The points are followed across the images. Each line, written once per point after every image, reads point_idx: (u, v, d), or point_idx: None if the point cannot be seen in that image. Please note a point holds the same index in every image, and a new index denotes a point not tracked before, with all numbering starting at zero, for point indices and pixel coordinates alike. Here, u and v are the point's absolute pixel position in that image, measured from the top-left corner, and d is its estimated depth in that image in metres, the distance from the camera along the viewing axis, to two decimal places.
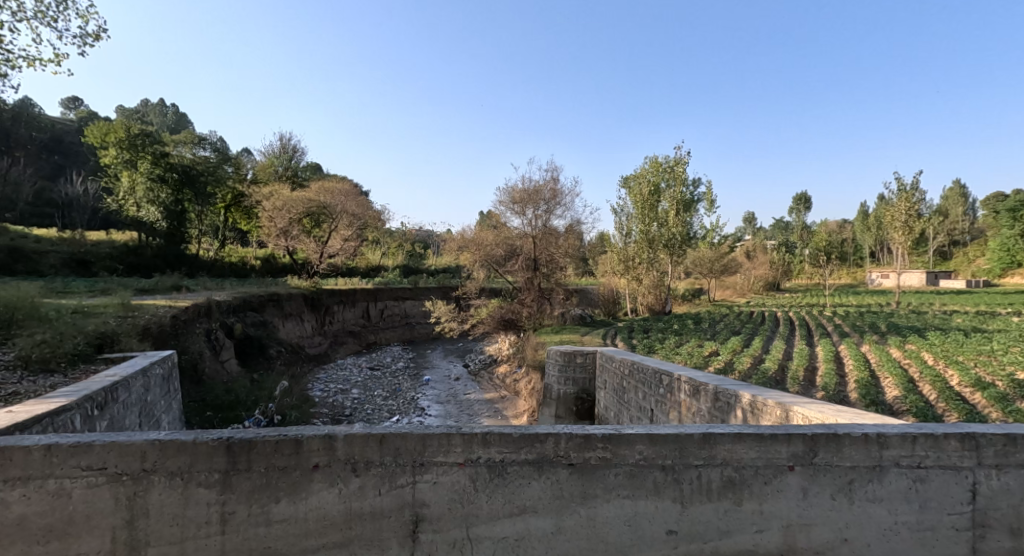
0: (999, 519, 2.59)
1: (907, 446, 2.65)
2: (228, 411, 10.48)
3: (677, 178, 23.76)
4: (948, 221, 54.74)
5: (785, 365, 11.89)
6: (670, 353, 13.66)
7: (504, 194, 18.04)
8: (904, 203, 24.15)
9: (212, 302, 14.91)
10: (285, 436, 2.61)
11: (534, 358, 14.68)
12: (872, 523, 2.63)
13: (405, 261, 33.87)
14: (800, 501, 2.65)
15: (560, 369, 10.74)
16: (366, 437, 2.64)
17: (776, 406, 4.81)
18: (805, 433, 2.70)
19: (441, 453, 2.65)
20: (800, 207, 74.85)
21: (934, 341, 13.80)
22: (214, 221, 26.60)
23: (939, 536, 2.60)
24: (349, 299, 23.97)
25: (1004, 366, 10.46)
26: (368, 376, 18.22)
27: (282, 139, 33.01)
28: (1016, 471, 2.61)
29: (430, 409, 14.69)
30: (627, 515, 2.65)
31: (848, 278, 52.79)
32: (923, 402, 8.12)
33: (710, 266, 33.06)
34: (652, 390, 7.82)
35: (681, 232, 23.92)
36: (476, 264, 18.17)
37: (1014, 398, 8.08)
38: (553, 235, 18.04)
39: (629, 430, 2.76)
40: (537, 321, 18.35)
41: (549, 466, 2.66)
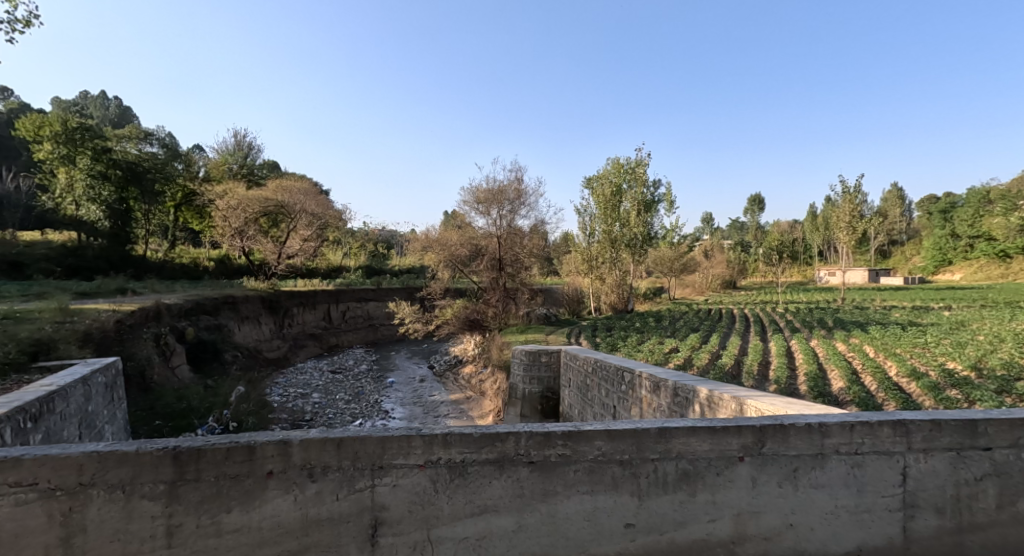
0: (927, 500, 2.79)
1: (846, 434, 2.81)
2: (179, 419, 10.02)
3: (638, 179, 24.23)
4: (888, 222, 58.10)
5: (741, 360, 12.39)
6: (632, 350, 13.99)
7: (468, 193, 18.00)
8: (848, 205, 25.52)
9: (161, 306, 14.24)
10: (237, 443, 2.53)
11: (500, 358, 14.71)
12: (814, 509, 2.77)
13: (367, 261, 33.23)
14: (749, 491, 2.77)
15: (525, 368, 10.81)
16: (323, 442, 2.58)
17: (731, 400, 5.01)
18: (753, 424, 2.82)
19: (401, 456, 2.63)
20: (754, 208, 77.88)
21: (876, 335, 14.67)
22: (163, 220, 25.57)
23: (874, 518, 2.77)
24: (310, 301, 23.33)
25: (937, 357, 11.22)
26: (329, 379, 17.81)
27: (236, 135, 31.99)
28: (942, 453, 2.80)
29: (394, 411, 14.51)
30: (586, 511, 2.70)
31: (798, 276, 55.30)
32: (865, 392, 8.64)
33: (671, 265, 34.08)
34: (614, 387, 7.97)
35: (643, 232, 24.48)
36: (440, 264, 18.05)
37: (945, 387, 8.70)
38: (518, 235, 18.10)
39: (588, 427, 2.80)
40: (502, 321, 18.37)
41: (510, 465, 2.68)
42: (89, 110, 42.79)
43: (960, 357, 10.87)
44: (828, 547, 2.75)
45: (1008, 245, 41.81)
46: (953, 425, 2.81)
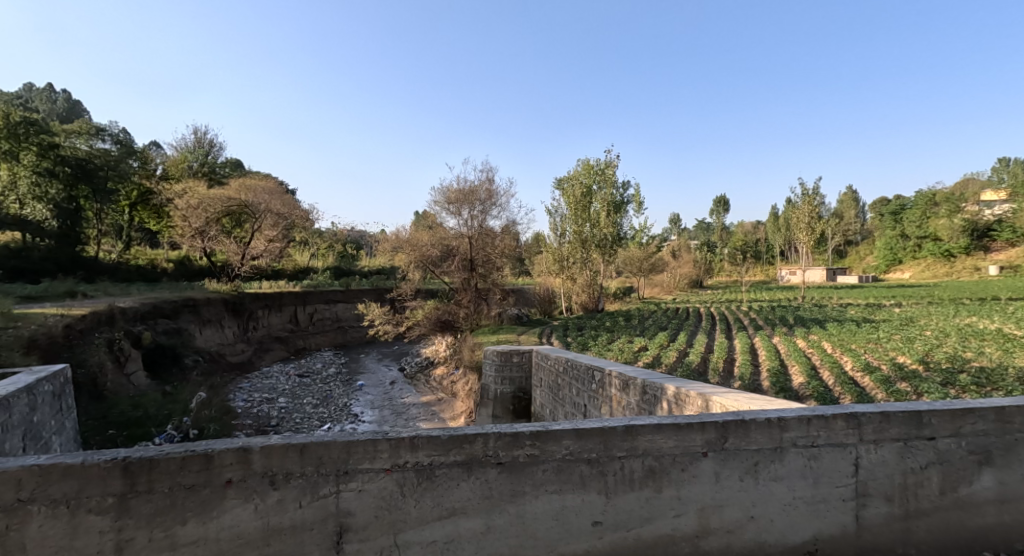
0: (878, 488, 2.91)
1: (803, 428, 2.91)
2: (135, 428, 9.60)
3: (608, 180, 24.51)
4: (844, 222, 60.61)
5: (707, 357, 12.71)
6: (603, 349, 14.16)
7: (439, 194, 17.87)
8: (807, 206, 26.50)
9: (114, 310, 13.61)
10: (193, 451, 2.43)
11: (471, 359, 14.65)
12: (774, 500, 2.86)
13: (336, 262, 32.55)
14: (713, 486, 2.83)
15: (497, 369, 10.79)
16: (286, 448, 2.51)
17: (697, 397, 5.13)
18: (716, 421, 2.89)
19: (367, 460, 2.58)
20: (719, 209, 80.04)
21: (833, 331, 15.29)
22: (116, 220, 24.83)
23: (830, 507, 2.88)
24: (275, 304, 22.69)
25: (889, 352, 11.79)
26: (297, 383, 17.38)
27: (196, 132, 30.90)
28: (891, 443, 2.93)
29: (363, 415, 14.27)
30: (555, 510, 2.71)
31: (761, 275, 57.12)
32: (824, 387, 9.00)
33: (640, 265, 34.60)
34: (585, 385, 8.05)
35: (613, 233, 24.81)
36: (411, 265, 17.86)
37: (896, 380, 9.15)
38: (489, 235, 18.06)
39: (556, 426, 2.81)
40: (474, 322, 18.28)
41: (478, 466, 2.67)
42: (34, 103, 40.50)
43: (909, 351, 11.43)
44: (787, 537, 2.85)
45: (952, 245, 44.23)
46: (900, 416, 2.94)
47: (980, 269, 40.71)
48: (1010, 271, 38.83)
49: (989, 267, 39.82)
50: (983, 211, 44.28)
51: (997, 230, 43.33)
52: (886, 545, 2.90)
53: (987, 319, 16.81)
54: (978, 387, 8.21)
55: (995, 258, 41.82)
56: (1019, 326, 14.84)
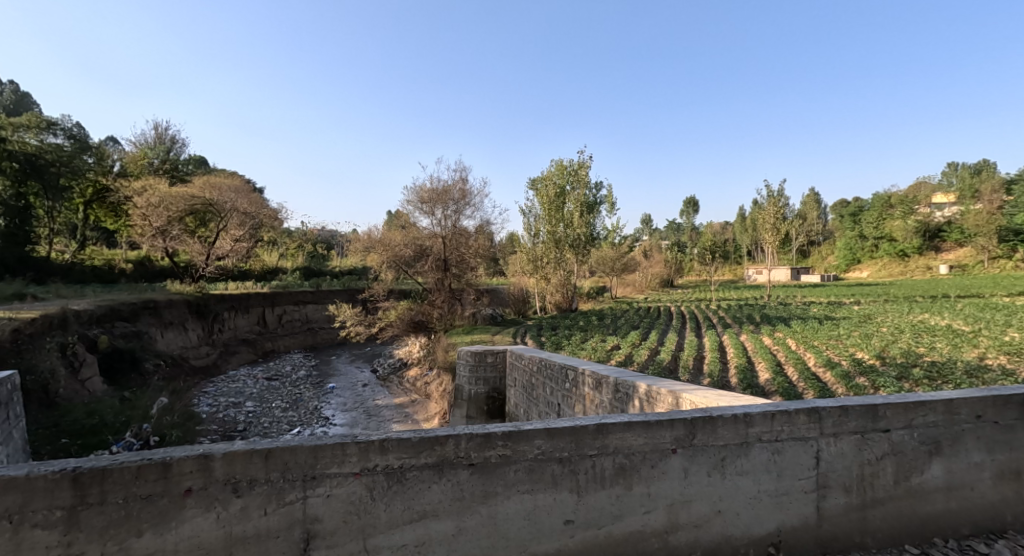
0: (837, 480, 3.02)
1: (768, 423, 2.99)
2: (90, 436, 9.18)
3: (581, 181, 24.73)
4: (807, 224, 62.66)
5: (678, 355, 12.97)
6: (576, 348, 14.28)
7: (412, 193, 17.69)
8: (773, 207, 27.34)
9: (68, 313, 12.99)
10: (149, 460, 2.33)
11: (445, 359, 14.54)
12: (739, 494, 2.93)
13: (305, 262, 31.85)
14: (681, 481, 2.88)
15: (471, 369, 10.73)
16: (249, 454, 2.43)
17: (668, 394, 5.22)
18: (685, 417, 2.94)
19: (335, 465, 2.53)
20: (688, 210, 81.73)
21: (796, 328, 15.81)
22: (69, 218, 23.83)
23: (792, 499, 2.97)
24: (242, 305, 22.05)
25: (849, 348, 12.26)
26: (265, 387, 16.92)
27: (157, 128, 29.79)
28: (850, 436, 3.04)
29: (335, 418, 14.01)
30: (526, 509, 2.71)
31: (729, 275, 58.61)
32: (788, 382, 9.29)
33: (612, 265, 35.00)
34: (558, 384, 8.09)
35: (586, 233, 25.04)
36: (383, 265, 17.66)
37: (856, 375, 9.52)
38: (463, 235, 17.97)
39: (528, 426, 2.81)
40: (448, 322, 18.15)
41: (449, 468, 2.64)
42: None
43: (867, 347, 11.92)
44: (751, 530, 2.93)
45: (906, 245, 46.40)
46: (858, 410, 3.05)
47: (931, 268, 42.92)
48: (958, 270, 41.02)
49: (940, 266, 41.96)
50: (935, 214, 46.51)
51: (947, 231, 45.65)
52: (844, 534, 3.00)
53: (939, 315, 17.66)
54: (930, 381, 8.63)
55: (945, 257, 44.11)
56: (967, 323, 15.63)
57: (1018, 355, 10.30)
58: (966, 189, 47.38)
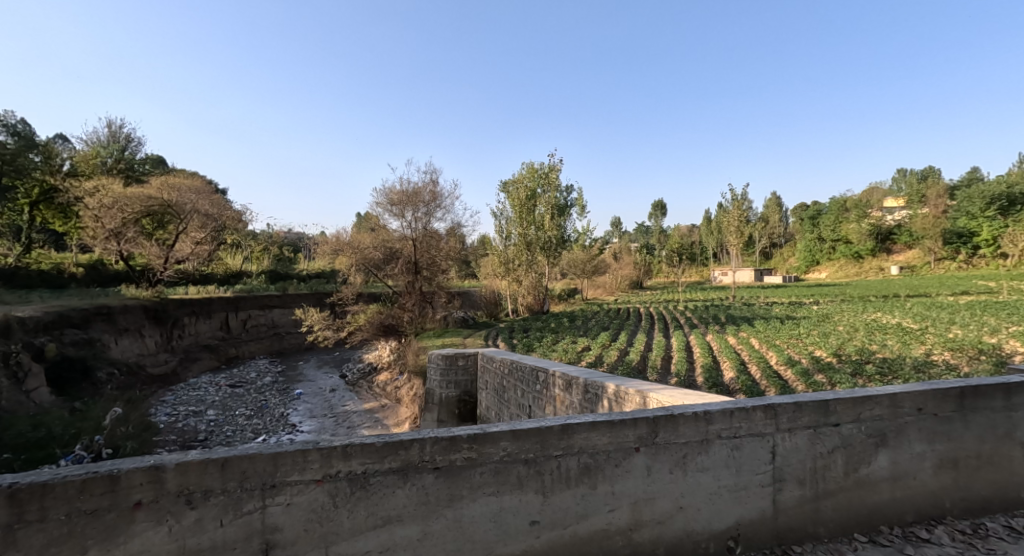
0: (791, 474, 3.13)
1: (727, 420, 3.08)
2: (36, 450, 8.69)
3: (551, 184, 24.91)
4: (770, 227, 64.65)
5: (646, 355, 13.23)
6: (548, 350, 14.37)
7: (381, 194, 17.48)
8: (737, 211, 28.17)
9: (9, 320, 12.25)
10: (95, 473, 2.23)
11: (415, 363, 14.35)
12: (700, 490, 3.01)
13: (271, 266, 30.98)
14: (644, 480, 2.94)
15: (442, 373, 10.64)
16: (205, 463, 2.36)
17: (635, 393, 5.31)
18: (648, 416, 3.00)
19: (296, 472, 2.47)
20: (657, 213, 83.39)
21: (759, 328, 16.36)
22: (14, 220, 22.53)
23: (749, 493, 3.07)
24: (203, 310, 21.26)
25: (808, 347, 12.73)
26: (227, 394, 16.37)
27: (111, 126, 28.47)
28: (803, 431, 3.16)
29: (302, 425, 13.66)
30: (492, 512, 2.71)
31: (696, 276, 60.08)
32: (751, 380, 9.60)
33: (583, 267, 35.37)
34: (529, 386, 8.11)
35: (557, 235, 25.21)
36: (352, 268, 17.39)
37: (814, 373, 9.90)
38: (434, 237, 17.82)
39: (494, 428, 2.81)
40: (418, 326, 17.95)
41: (415, 473, 2.61)
42: None
43: (824, 346, 12.41)
44: (712, 524, 3.01)
45: (861, 247, 48.59)
46: (811, 405, 3.17)
47: (884, 270, 45.33)
48: (908, 271, 43.30)
49: (891, 268, 44.31)
50: (886, 218, 48.80)
51: (897, 233, 47.96)
52: (798, 526, 3.12)
53: (889, 314, 18.56)
54: (881, 377, 9.08)
55: (896, 259, 46.45)
56: (915, 321, 16.48)
57: (960, 350, 10.93)
58: (913, 194, 50.06)
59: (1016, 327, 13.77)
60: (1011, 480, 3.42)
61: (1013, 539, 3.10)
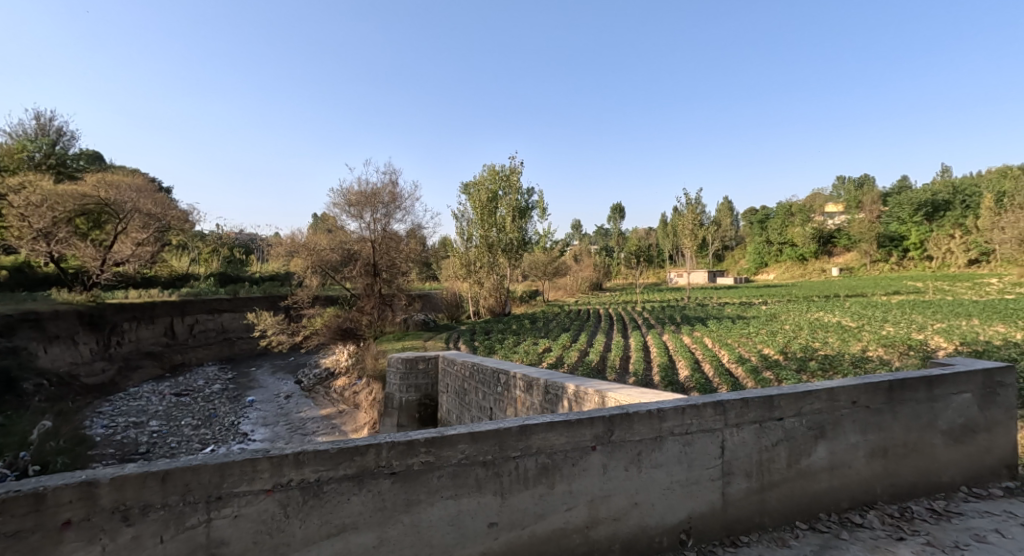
0: (739, 468, 3.26)
1: (679, 417, 3.17)
2: None
3: (513, 186, 24.95)
4: (722, 230, 67.07)
5: (605, 356, 13.47)
6: (509, 352, 14.40)
7: (339, 195, 17.06)
8: (692, 214, 29.09)
9: None
10: (17, 492, 2.06)
11: (374, 368, 14.06)
12: (653, 486, 3.09)
13: (221, 268, 29.65)
14: (600, 478, 3.00)
15: (402, 376, 10.46)
16: (142, 477, 2.23)
17: (594, 393, 5.40)
18: (603, 415, 3.05)
19: (244, 482, 2.37)
20: (615, 217, 85.05)
21: (713, 328, 16.97)
22: None
23: (701, 487, 3.17)
24: (146, 315, 20.08)
25: (758, 345, 13.29)
26: (172, 404, 15.52)
27: (41, 118, 26.55)
28: (750, 426, 3.30)
29: (254, 433, 13.13)
30: (450, 515, 2.69)
31: (653, 278, 61.65)
32: (704, 378, 9.92)
33: (544, 269, 35.60)
34: (491, 388, 8.09)
35: (518, 238, 25.28)
36: (308, 270, 16.86)
37: (763, 369, 10.35)
38: (394, 239, 17.54)
39: (451, 431, 2.79)
40: (378, 329, 17.60)
41: (370, 479, 2.56)
42: None
43: (772, 344, 12.99)
44: (665, 519, 3.10)
45: (805, 249, 51.19)
46: (756, 401, 3.32)
47: (825, 271, 47.95)
48: (847, 272, 45.95)
49: (832, 269, 46.93)
50: (827, 222, 51.66)
51: (837, 237, 50.84)
52: (745, 516, 3.25)
53: (830, 313, 19.65)
54: (823, 373, 9.59)
55: (837, 262, 49.26)
56: (854, 319, 17.49)
57: (893, 346, 11.70)
58: (851, 200, 53.21)
59: (941, 324, 14.87)
60: (933, 466, 3.69)
61: (935, 521, 3.35)
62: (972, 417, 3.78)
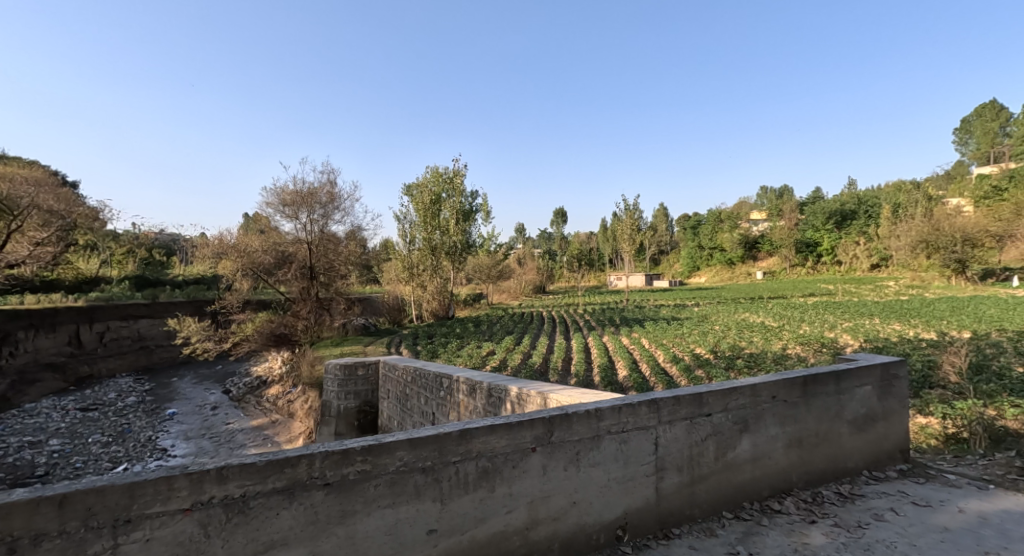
0: (671, 463, 3.39)
1: (616, 416, 3.27)
2: None
3: (456, 189, 24.80)
4: (658, 235, 69.89)
5: (548, 358, 13.65)
6: (452, 356, 14.28)
7: (272, 194, 16.26)
8: (630, 220, 30.10)
9: None
10: None
11: (311, 375, 13.49)
12: (591, 485, 3.16)
13: (137, 271, 27.39)
14: (540, 478, 3.02)
15: (340, 383, 10.10)
16: (35, 503, 2.02)
17: (536, 395, 5.45)
18: (543, 416, 3.08)
19: (159, 503, 2.20)
20: (558, 221, 86.59)
21: (649, 329, 17.65)
22: None
23: (636, 483, 3.28)
24: (46, 322, 18.11)
25: (691, 345, 13.95)
26: (77, 420, 14.14)
27: None
28: (682, 422, 3.44)
29: (174, 449, 12.20)
30: (387, 525, 2.62)
31: (594, 281, 63.25)
32: (642, 378, 10.28)
33: (488, 272, 35.61)
34: (433, 393, 7.98)
35: (461, 240, 25.12)
36: (238, 273, 15.93)
37: (696, 368, 10.85)
38: (332, 241, 16.94)
39: (389, 438, 2.72)
40: (314, 335, 16.90)
41: (301, 491, 2.45)
42: None
43: (704, 344, 13.67)
44: (602, 516, 3.18)
45: (733, 254, 54.38)
46: (687, 399, 3.47)
47: (751, 274, 51.14)
48: (770, 275, 49.21)
49: (757, 273, 50.10)
50: (752, 229, 55.11)
51: (761, 243, 54.39)
52: (677, 509, 3.39)
53: (755, 314, 20.98)
54: (749, 370, 10.21)
55: (761, 266, 52.66)
56: (776, 320, 18.74)
57: (810, 344, 12.65)
58: (773, 208, 57.09)
59: (848, 323, 16.25)
60: (841, 453, 4.01)
61: (842, 503, 3.65)
62: (872, 407, 4.15)
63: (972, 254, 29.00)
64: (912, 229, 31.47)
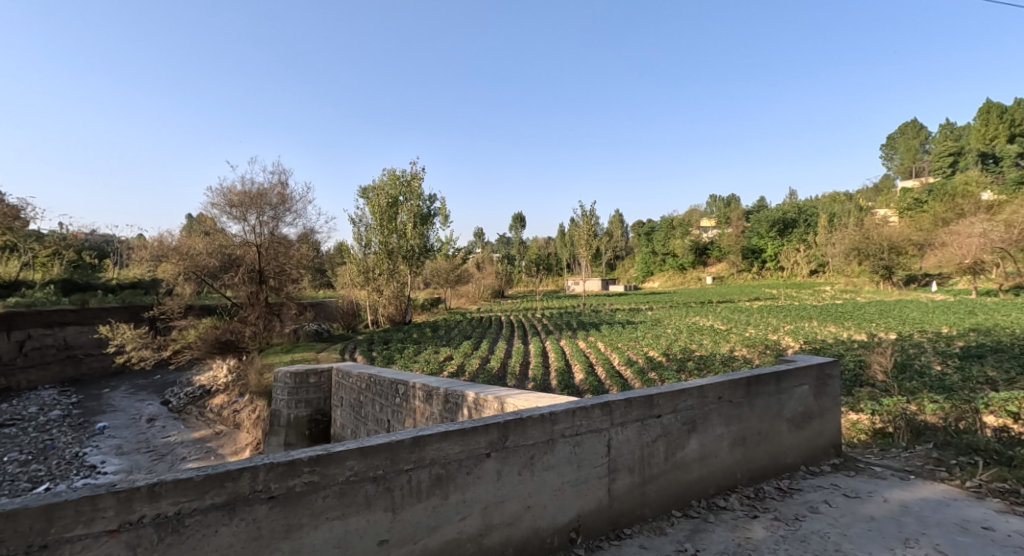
0: (623, 464, 3.45)
1: (570, 419, 3.29)
2: None
3: (414, 193, 24.49)
4: (614, 240, 71.49)
5: (506, 362, 13.67)
6: (409, 361, 14.07)
7: (218, 195, 15.50)
8: (587, 225, 30.61)
9: None
10: None
11: (259, 383, 12.93)
12: (545, 488, 3.17)
13: (65, 274, 25.46)
14: (494, 484, 3.01)
15: (290, 391, 9.73)
16: None
17: (493, 399, 5.43)
18: (498, 421, 3.07)
19: (81, 525, 2.05)
20: (517, 225, 86.96)
21: (605, 333, 18.00)
22: None
23: (589, 485, 3.32)
24: None
25: (645, 348, 14.30)
26: None
27: None
28: (633, 423, 3.51)
29: (105, 465, 11.39)
30: (336, 537, 2.54)
31: (552, 285, 63.91)
32: (598, 381, 10.43)
33: (445, 277, 35.34)
34: (388, 400, 7.82)
35: (419, 244, 24.79)
36: (180, 277, 15.10)
37: (649, 371, 11.12)
38: (282, 244, 16.34)
39: (338, 447, 2.63)
40: (263, 341, 16.21)
41: (243, 505, 2.33)
42: None
43: (657, 347, 14.07)
44: (556, 518, 3.20)
45: (684, 260, 56.34)
46: (638, 400, 3.55)
47: (701, 279, 53.11)
48: (719, 280, 51.24)
49: (707, 278, 52.06)
50: (702, 236, 57.27)
51: (711, 249, 56.57)
52: (628, 510, 3.45)
53: (705, 318, 21.81)
54: (699, 372, 10.57)
55: (710, 271, 54.75)
56: (725, 323, 19.51)
57: (756, 347, 13.24)
58: (722, 216, 59.62)
59: (790, 326, 17.17)
60: (781, 450, 4.21)
61: (781, 498, 3.82)
62: (809, 406, 4.38)
63: (898, 261, 31.27)
64: (847, 237, 33.63)
